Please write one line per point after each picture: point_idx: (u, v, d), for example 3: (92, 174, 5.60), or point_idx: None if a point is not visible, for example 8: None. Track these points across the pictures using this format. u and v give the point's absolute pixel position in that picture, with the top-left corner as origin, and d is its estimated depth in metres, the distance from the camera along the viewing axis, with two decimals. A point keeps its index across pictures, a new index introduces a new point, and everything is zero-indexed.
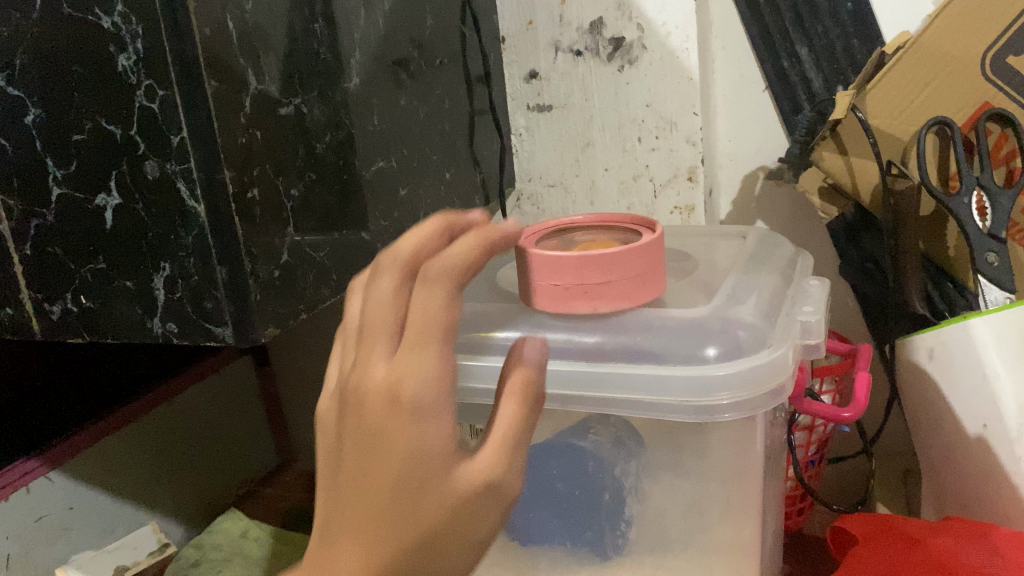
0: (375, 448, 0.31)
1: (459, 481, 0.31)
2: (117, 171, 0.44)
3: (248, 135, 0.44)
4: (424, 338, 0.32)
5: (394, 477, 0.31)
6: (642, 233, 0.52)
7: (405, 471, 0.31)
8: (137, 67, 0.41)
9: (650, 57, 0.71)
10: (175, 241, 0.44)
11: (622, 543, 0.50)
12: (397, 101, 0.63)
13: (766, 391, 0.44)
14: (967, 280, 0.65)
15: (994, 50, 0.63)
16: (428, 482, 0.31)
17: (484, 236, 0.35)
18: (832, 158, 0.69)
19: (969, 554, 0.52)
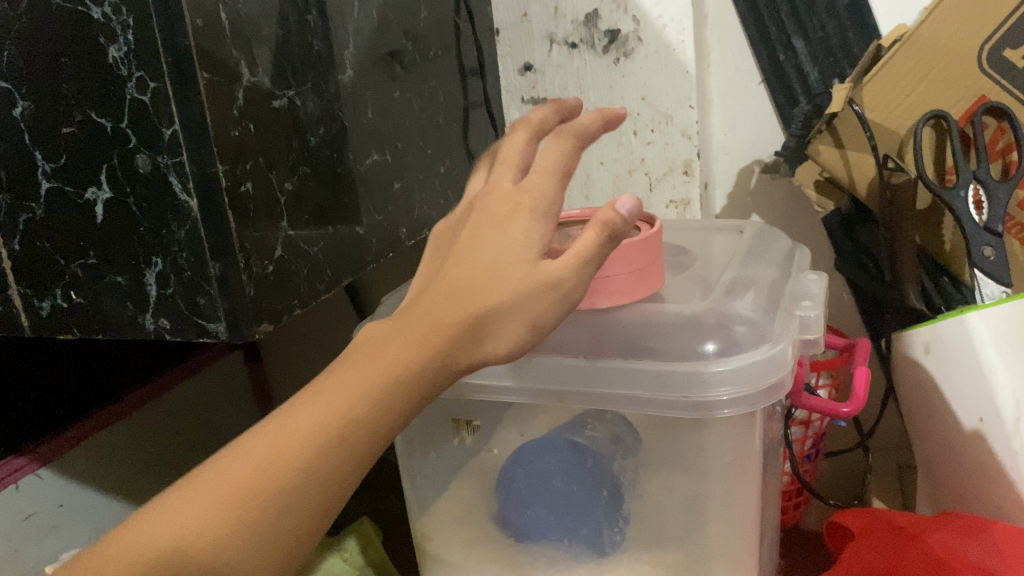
0: (472, 253, 0.37)
1: (539, 271, 0.35)
2: (107, 164, 0.44)
3: (240, 127, 0.43)
4: (542, 197, 0.37)
5: (485, 264, 0.36)
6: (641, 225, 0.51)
7: (498, 261, 0.36)
8: (128, 58, 0.40)
9: (646, 49, 0.71)
10: (167, 236, 0.43)
11: (619, 540, 0.50)
12: (391, 94, 0.62)
13: (764, 387, 0.44)
14: (965, 275, 0.64)
15: (991, 43, 0.63)
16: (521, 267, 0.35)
17: (608, 115, 0.39)
18: (828, 152, 0.69)
19: (968, 551, 0.52)
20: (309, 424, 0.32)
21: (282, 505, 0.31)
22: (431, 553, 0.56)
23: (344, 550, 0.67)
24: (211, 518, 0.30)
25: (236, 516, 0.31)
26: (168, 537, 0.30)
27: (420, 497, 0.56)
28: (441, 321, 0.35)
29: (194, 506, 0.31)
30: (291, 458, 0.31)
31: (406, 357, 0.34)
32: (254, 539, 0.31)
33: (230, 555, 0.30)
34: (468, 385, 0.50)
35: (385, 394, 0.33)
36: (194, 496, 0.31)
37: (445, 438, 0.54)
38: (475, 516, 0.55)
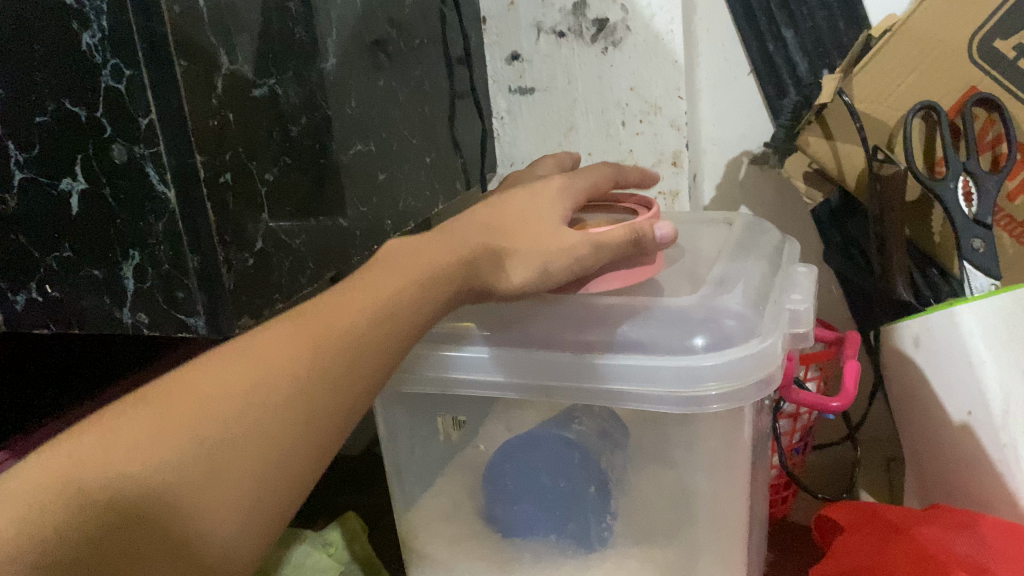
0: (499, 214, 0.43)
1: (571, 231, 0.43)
2: (82, 154, 0.42)
3: (220, 116, 0.42)
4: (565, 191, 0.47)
5: (520, 216, 0.44)
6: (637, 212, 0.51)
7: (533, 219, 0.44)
8: (102, 45, 0.39)
9: (634, 39, 0.70)
10: (144, 228, 0.42)
11: (607, 536, 0.50)
12: (376, 83, 0.61)
13: (754, 381, 0.43)
14: (954, 267, 0.65)
15: (982, 34, 0.62)
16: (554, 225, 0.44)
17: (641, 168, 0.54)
18: (818, 143, 0.68)
19: (956, 544, 0.51)
20: (348, 317, 0.33)
21: (328, 384, 0.31)
22: (417, 550, 0.55)
23: (330, 545, 0.66)
24: (262, 384, 0.29)
25: (291, 385, 0.30)
26: (218, 396, 0.28)
27: (405, 493, 0.55)
28: (454, 253, 0.39)
29: (241, 375, 0.29)
30: (335, 343, 0.32)
31: (426, 274, 0.37)
32: (304, 412, 0.30)
33: (282, 422, 0.29)
34: (453, 380, 0.49)
35: (407, 303, 0.35)
36: (235, 367, 0.30)
37: (431, 434, 0.53)
38: (462, 512, 0.54)
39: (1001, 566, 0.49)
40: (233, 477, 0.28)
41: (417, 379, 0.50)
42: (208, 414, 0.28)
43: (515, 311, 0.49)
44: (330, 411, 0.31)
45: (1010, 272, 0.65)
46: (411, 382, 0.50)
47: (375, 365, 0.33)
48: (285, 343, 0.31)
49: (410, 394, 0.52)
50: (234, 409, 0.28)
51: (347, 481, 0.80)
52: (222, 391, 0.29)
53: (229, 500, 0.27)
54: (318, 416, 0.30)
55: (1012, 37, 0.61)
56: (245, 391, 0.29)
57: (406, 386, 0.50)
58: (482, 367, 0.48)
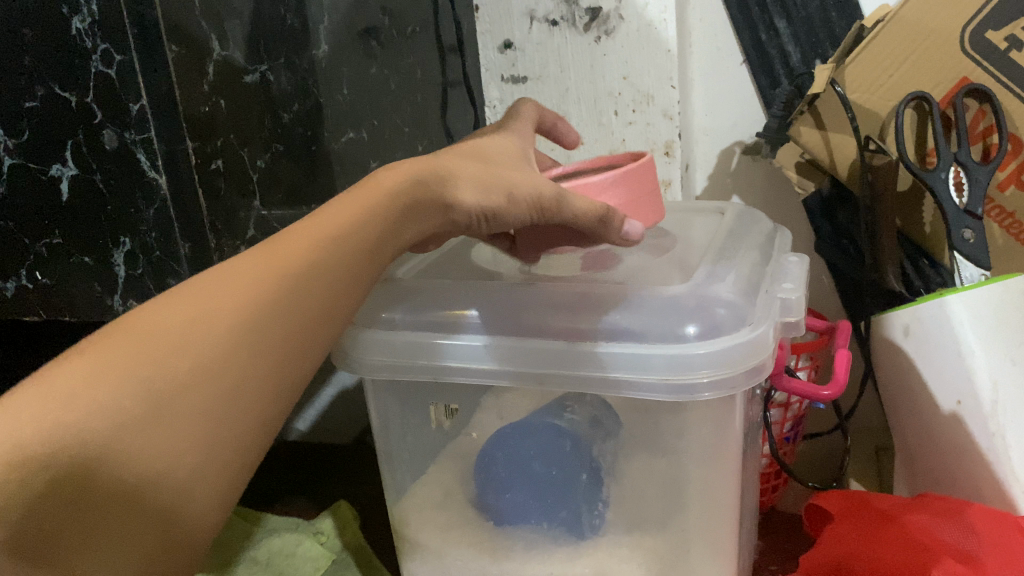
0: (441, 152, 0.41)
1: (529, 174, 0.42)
2: (72, 140, 0.42)
3: (211, 103, 0.42)
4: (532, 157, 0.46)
5: (473, 156, 0.42)
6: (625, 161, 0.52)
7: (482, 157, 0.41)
8: (93, 29, 0.38)
9: (627, 28, 0.70)
10: (135, 214, 0.42)
11: (599, 524, 0.50)
12: (368, 71, 0.61)
13: (744, 369, 0.43)
14: (943, 256, 0.65)
15: (974, 25, 0.62)
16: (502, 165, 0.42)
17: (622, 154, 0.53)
18: (809, 133, 0.69)
19: (944, 532, 0.52)
20: (295, 256, 0.30)
21: (283, 328, 0.29)
22: (409, 538, 0.56)
23: (321, 533, 0.68)
24: (214, 330, 0.27)
25: (244, 328, 0.27)
26: (173, 344, 0.25)
27: (397, 481, 0.55)
28: (405, 192, 0.36)
29: (190, 321, 0.26)
30: (286, 285, 0.29)
31: (373, 209, 0.35)
32: (261, 357, 0.28)
33: (241, 369, 0.27)
34: (444, 368, 0.49)
35: (355, 240, 0.33)
36: (181, 310, 0.27)
37: (423, 423, 0.53)
38: (453, 500, 0.54)
39: (989, 554, 0.50)
40: (198, 431, 0.25)
41: (408, 366, 0.50)
42: (159, 363, 0.25)
43: (507, 298, 0.49)
44: (286, 357, 0.29)
45: (1000, 262, 0.65)
46: (402, 371, 0.50)
47: (327, 304, 0.31)
48: (232, 286, 0.28)
49: (402, 382, 0.52)
50: (187, 354, 0.26)
51: (339, 470, 0.81)
52: (175, 338, 0.26)
53: (197, 453, 0.25)
54: (275, 363, 0.28)
55: (1004, 28, 0.61)
56: (197, 336, 0.26)
57: (397, 374, 0.50)
58: (474, 355, 0.48)
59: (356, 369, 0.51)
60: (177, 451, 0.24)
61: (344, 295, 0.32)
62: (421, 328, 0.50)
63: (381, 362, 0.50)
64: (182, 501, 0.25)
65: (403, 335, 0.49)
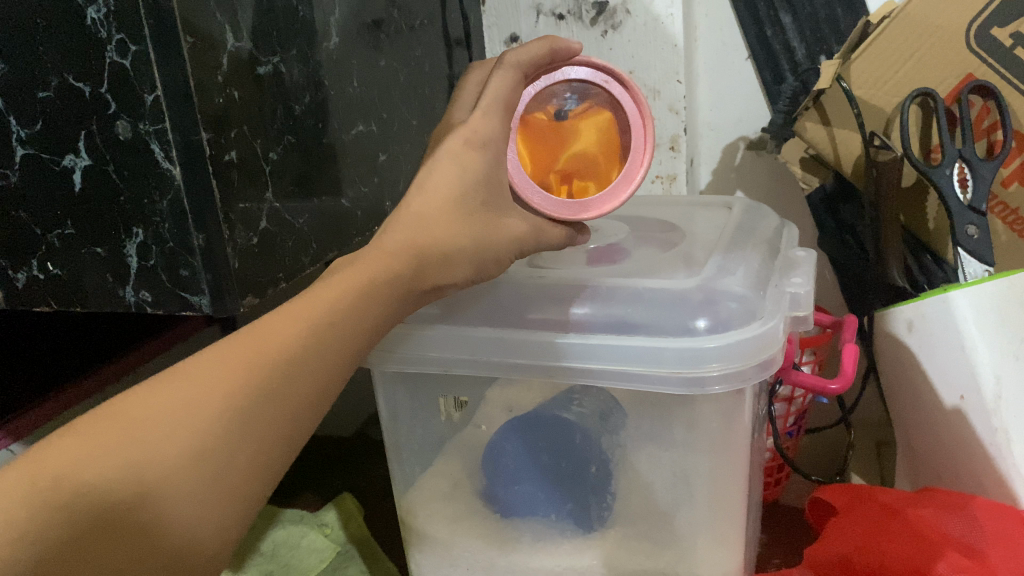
0: (426, 181, 0.41)
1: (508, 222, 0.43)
2: (86, 130, 0.42)
3: (225, 93, 0.42)
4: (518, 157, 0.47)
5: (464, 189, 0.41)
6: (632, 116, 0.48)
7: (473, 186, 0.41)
8: (108, 20, 0.38)
9: (634, 22, 0.70)
10: (148, 205, 0.42)
11: (607, 515, 0.51)
12: (376, 63, 0.61)
13: (755, 363, 0.44)
14: (948, 254, 0.65)
15: (980, 21, 0.62)
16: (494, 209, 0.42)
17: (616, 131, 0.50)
18: (815, 129, 0.69)
19: (949, 525, 0.52)
20: (288, 330, 0.33)
21: (272, 401, 0.31)
22: (416, 530, 0.56)
23: (326, 526, 0.68)
24: (209, 405, 0.30)
25: (236, 403, 0.30)
26: (171, 416, 0.29)
27: (405, 473, 0.55)
28: (402, 258, 0.38)
29: (187, 395, 0.30)
30: (278, 360, 0.32)
31: (372, 277, 0.36)
32: (252, 430, 0.31)
33: (230, 438, 0.30)
34: (453, 361, 0.49)
35: (354, 312, 0.35)
36: (184, 386, 0.30)
37: (431, 415, 0.53)
38: (461, 492, 0.54)
39: (992, 547, 0.50)
40: (192, 493, 0.29)
41: (417, 359, 0.50)
42: (157, 435, 0.29)
43: (516, 295, 0.49)
44: (278, 427, 0.32)
45: (1004, 258, 0.66)
46: (412, 364, 0.50)
47: (323, 373, 0.34)
48: (228, 362, 0.31)
49: (411, 374, 0.52)
50: (183, 426, 0.29)
51: (342, 462, 0.81)
52: (174, 413, 0.29)
53: (191, 511, 0.29)
54: (266, 433, 0.31)
55: (1009, 24, 0.61)
56: (193, 410, 0.30)
57: (407, 367, 0.50)
58: (483, 349, 0.48)
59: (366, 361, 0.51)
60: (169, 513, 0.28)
61: (342, 362, 0.35)
62: (432, 321, 0.50)
63: (390, 355, 0.50)
64: (180, 552, 0.29)
65: (411, 330, 0.49)
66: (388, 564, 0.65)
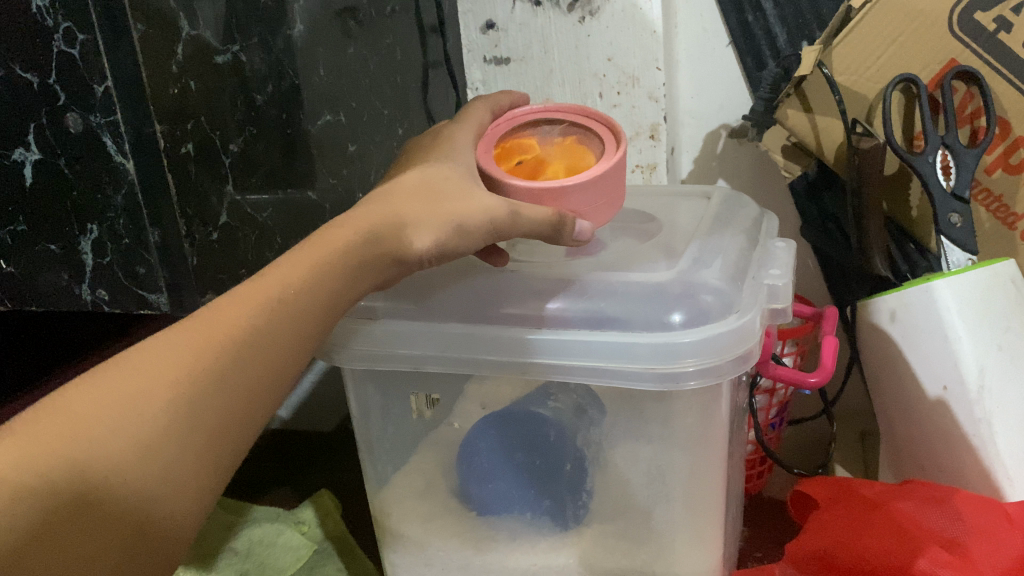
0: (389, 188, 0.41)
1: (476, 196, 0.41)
2: (35, 123, 0.40)
3: (179, 84, 0.40)
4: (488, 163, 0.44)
5: (418, 185, 0.41)
6: (614, 136, 0.47)
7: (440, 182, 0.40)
8: (54, 8, 0.37)
9: (612, 8, 0.68)
10: (102, 200, 0.41)
11: (583, 513, 0.50)
12: (345, 51, 0.59)
13: (731, 357, 0.43)
14: (932, 242, 0.64)
15: (962, 5, 0.61)
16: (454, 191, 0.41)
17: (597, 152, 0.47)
18: (796, 117, 0.68)
19: (930, 519, 0.51)
20: (243, 309, 0.32)
21: (225, 389, 0.31)
22: (390, 529, 0.55)
23: (303, 524, 0.66)
24: (176, 378, 0.29)
25: (194, 383, 0.30)
26: (140, 387, 0.28)
27: (378, 472, 0.54)
28: (359, 240, 0.38)
29: (155, 366, 0.29)
30: (237, 336, 0.32)
31: (327, 260, 0.36)
32: (204, 421, 0.30)
33: (197, 410, 0.29)
34: (424, 357, 0.48)
35: (311, 293, 0.35)
36: (147, 359, 0.29)
37: (403, 413, 0.52)
38: (435, 491, 0.53)
39: (975, 541, 0.49)
40: (167, 462, 0.28)
41: (388, 357, 0.48)
42: (131, 404, 0.28)
43: (491, 289, 0.48)
44: (244, 402, 0.31)
45: (986, 247, 0.65)
46: (381, 361, 0.49)
47: (272, 363, 0.33)
48: (188, 338, 0.31)
49: (382, 371, 0.51)
50: (153, 396, 0.28)
51: (319, 457, 0.80)
52: (143, 385, 0.29)
53: (169, 480, 0.28)
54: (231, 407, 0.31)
55: (993, 9, 0.60)
56: (160, 382, 0.29)
57: (377, 364, 0.49)
58: (455, 346, 0.47)
59: (335, 359, 0.50)
60: (152, 479, 0.27)
61: (302, 343, 0.34)
62: (403, 319, 0.48)
63: (359, 351, 0.49)
64: (149, 540, 0.27)
65: (382, 326, 0.48)
66: (366, 561, 0.63)
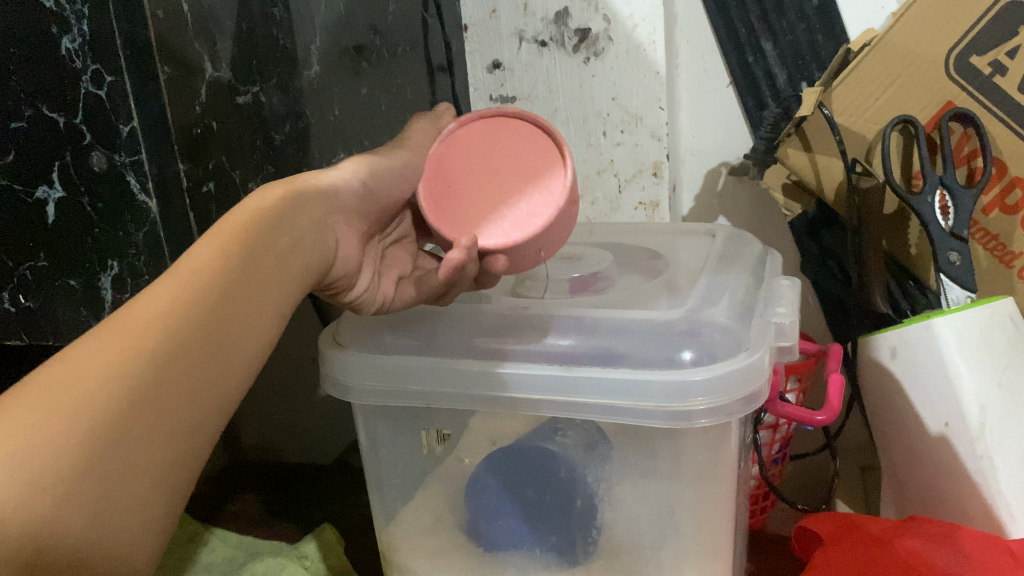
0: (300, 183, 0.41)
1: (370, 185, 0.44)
2: (60, 163, 0.41)
3: (202, 124, 0.43)
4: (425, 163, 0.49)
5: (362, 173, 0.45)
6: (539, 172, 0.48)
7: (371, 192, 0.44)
8: (82, 51, 0.38)
9: (616, 49, 0.70)
10: (123, 238, 0.42)
11: (592, 550, 0.50)
12: (358, 89, 0.61)
13: (740, 397, 0.43)
14: (931, 279, 0.65)
15: (959, 49, 0.62)
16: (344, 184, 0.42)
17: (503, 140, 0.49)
18: (797, 156, 0.69)
19: (937, 558, 0.51)
20: (152, 320, 0.30)
21: (191, 368, 0.31)
22: (398, 564, 0.55)
23: (306, 558, 0.65)
24: (83, 403, 0.27)
25: (157, 364, 0.29)
26: (71, 396, 0.27)
27: (386, 507, 0.54)
28: (263, 232, 0.36)
29: (61, 395, 0.27)
30: (185, 322, 0.31)
31: (239, 260, 0.35)
32: (171, 400, 0.29)
33: (120, 433, 0.28)
34: (436, 394, 0.48)
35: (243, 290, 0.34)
36: (55, 385, 0.27)
37: (413, 448, 0.52)
38: (443, 525, 0.53)
39: None
40: (87, 494, 0.26)
41: (398, 394, 0.49)
42: (37, 438, 0.26)
43: (500, 324, 0.49)
44: (176, 417, 0.29)
45: (984, 285, 0.66)
46: (392, 395, 0.49)
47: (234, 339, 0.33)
48: (98, 359, 0.28)
49: (392, 407, 0.51)
50: (89, 404, 0.27)
51: (321, 491, 0.79)
52: (58, 407, 0.27)
53: (91, 516, 0.26)
54: (165, 419, 0.29)
55: (988, 53, 0.62)
56: (71, 408, 0.27)
57: (387, 399, 0.49)
58: (466, 383, 0.47)
59: (346, 394, 0.50)
60: (95, 497, 0.27)
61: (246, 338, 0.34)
62: (413, 354, 0.49)
63: (369, 385, 0.49)
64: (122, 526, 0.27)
65: (392, 361, 0.49)
66: None
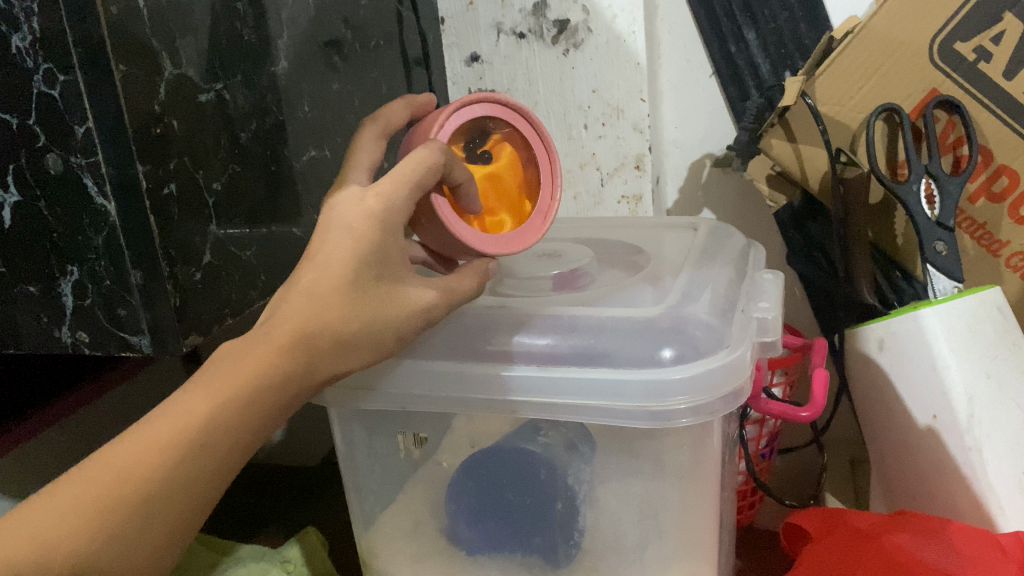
0: (316, 250, 0.37)
1: (405, 295, 0.39)
2: (15, 165, 0.41)
3: (162, 123, 0.41)
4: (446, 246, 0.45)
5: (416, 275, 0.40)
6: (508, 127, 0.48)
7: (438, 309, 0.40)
8: (33, 49, 0.37)
9: (596, 40, 0.69)
10: (84, 242, 0.41)
11: (574, 553, 0.48)
12: (330, 85, 0.59)
13: (721, 395, 0.42)
14: (917, 269, 0.65)
15: (944, 35, 0.61)
16: (388, 275, 0.38)
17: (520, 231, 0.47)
18: (781, 146, 0.68)
19: (925, 552, 0.50)
20: (145, 459, 0.32)
21: (207, 465, 0.33)
22: (379, 570, 0.54)
23: (288, 563, 0.64)
24: (67, 542, 0.30)
25: (175, 468, 0.32)
26: (87, 500, 0.31)
27: (365, 511, 0.53)
28: (286, 359, 0.35)
29: (46, 521, 0.31)
30: (215, 421, 0.33)
31: (249, 390, 0.34)
32: (184, 494, 0.33)
33: (123, 531, 0.31)
34: (412, 396, 0.47)
35: (278, 389, 0.35)
36: (38, 518, 0.31)
37: (391, 452, 0.51)
38: (424, 529, 0.52)
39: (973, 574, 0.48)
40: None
41: (374, 396, 0.48)
42: (24, 574, 0.29)
43: (478, 323, 0.48)
44: (178, 511, 0.33)
45: (972, 274, 0.65)
46: (368, 399, 0.48)
47: (262, 421, 0.35)
48: (82, 491, 0.31)
49: (369, 410, 0.50)
50: (102, 508, 0.31)
51: (304, 493, 0.78)
52: (77, 509, 0.31)
53: None
54: (173, 510, 0.33)
55: (972, 39, 0.61)
56: (56, 548, 0.30)
57: (363, 403, 0.48)
58: (442, 384, 0.46)
59: (321, 399, 0.49)
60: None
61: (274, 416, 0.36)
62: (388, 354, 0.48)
63: (346, 390, 0.48)
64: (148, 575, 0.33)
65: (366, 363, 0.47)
66: None
